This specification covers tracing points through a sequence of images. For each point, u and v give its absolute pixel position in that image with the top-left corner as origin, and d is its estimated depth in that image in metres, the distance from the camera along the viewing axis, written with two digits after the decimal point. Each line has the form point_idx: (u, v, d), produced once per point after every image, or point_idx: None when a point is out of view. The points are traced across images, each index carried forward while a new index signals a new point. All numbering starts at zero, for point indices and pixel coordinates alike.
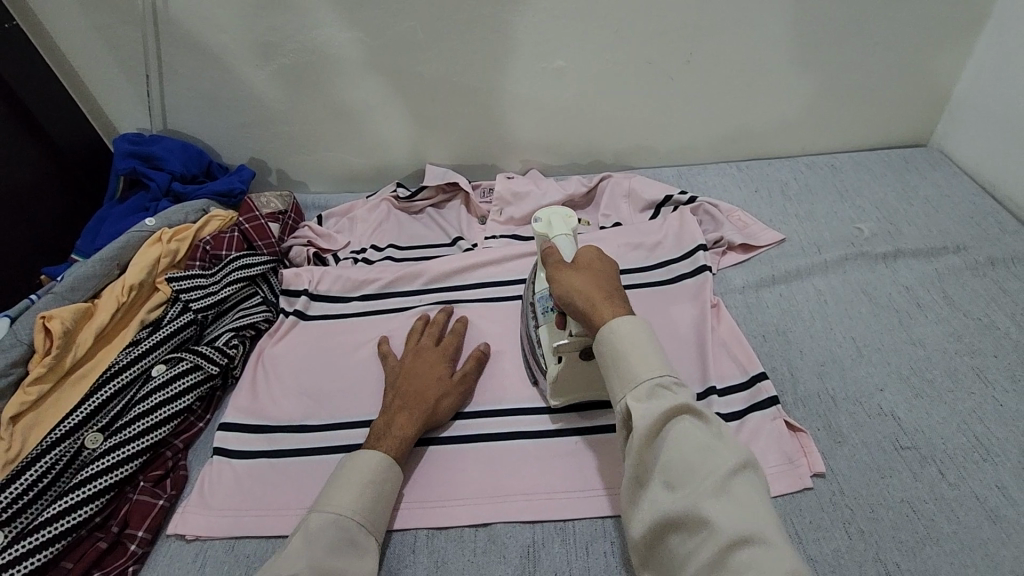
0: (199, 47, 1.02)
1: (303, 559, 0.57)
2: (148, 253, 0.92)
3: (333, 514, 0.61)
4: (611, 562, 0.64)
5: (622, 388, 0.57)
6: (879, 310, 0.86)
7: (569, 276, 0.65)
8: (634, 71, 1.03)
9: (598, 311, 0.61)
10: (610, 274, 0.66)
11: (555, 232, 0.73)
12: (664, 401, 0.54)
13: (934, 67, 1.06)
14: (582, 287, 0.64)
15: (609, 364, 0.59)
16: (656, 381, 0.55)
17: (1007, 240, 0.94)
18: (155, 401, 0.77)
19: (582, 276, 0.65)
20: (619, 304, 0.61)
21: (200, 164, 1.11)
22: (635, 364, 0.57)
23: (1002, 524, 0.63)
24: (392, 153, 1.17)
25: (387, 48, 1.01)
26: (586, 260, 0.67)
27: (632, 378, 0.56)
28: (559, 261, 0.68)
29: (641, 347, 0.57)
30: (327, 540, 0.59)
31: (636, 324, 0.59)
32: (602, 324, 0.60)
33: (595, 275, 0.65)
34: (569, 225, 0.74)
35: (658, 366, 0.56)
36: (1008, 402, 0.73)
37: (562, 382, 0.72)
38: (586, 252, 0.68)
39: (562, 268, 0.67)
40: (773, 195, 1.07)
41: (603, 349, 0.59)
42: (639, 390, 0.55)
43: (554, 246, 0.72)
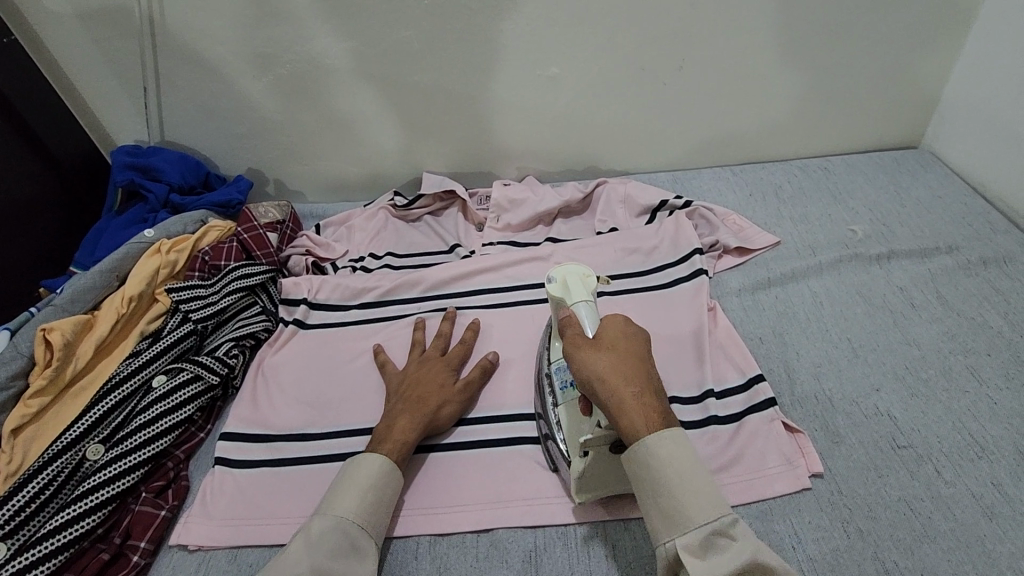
0: (196, 59, 1.03)
1: (304, 563, 0.58)
2: (147, 264, 0.92)
3: (335, 518, 0.62)
4: (612, 566, 0.65)
5: (669, 530, 0.55)
6: (874, 311, 0.87)
7: (593, 360, 0.61)
8: (628, 77, 1.05)
9: (628, 417, 0.57)
10: (638, 358, 0.61)
11: (573, 296, 0.68)
12: (721, 557, 0.52)
13: (923, 70, 1.07)
14: (609, 377, 0.59)
15: (654, 498, 0.56)
16: (711, 530, 0.53)
17: (998, 240, 0.95)
18: (156, 412, 0.78)
19: (607, 361, 0.60)
20: (650, 407, 0.58)
21: (198, 175, 1.11)
22: (687, 507, 0.54)
23: (998, 521, 0.64)
24: (389, 162, 1.18)
25: (383, 59, 1.02)
26: (610, 342, 0.62)
27: (684, 523, 0.54)
28: (580, 339, 0.64)
29: (693, 487, 0.55)
30: (328, 544, 0.60)
31: (674, 442, 0.56)
32: (634, 438, 0.57)
33: (622, 363, 0.60)
34: (586, 288, 0.69)
35: (711, 508, 0.54)
36: (1002, 400, 0.74)
37: (588, 477, 0.66)
38: (610, 326, 0.64)
39: (585, 351, 0.62)
40: (767, 198, 1.08)
41: (644, 477, 0.56)
42: (690, 538, 0.53)
43: (573, 316, 0.67)
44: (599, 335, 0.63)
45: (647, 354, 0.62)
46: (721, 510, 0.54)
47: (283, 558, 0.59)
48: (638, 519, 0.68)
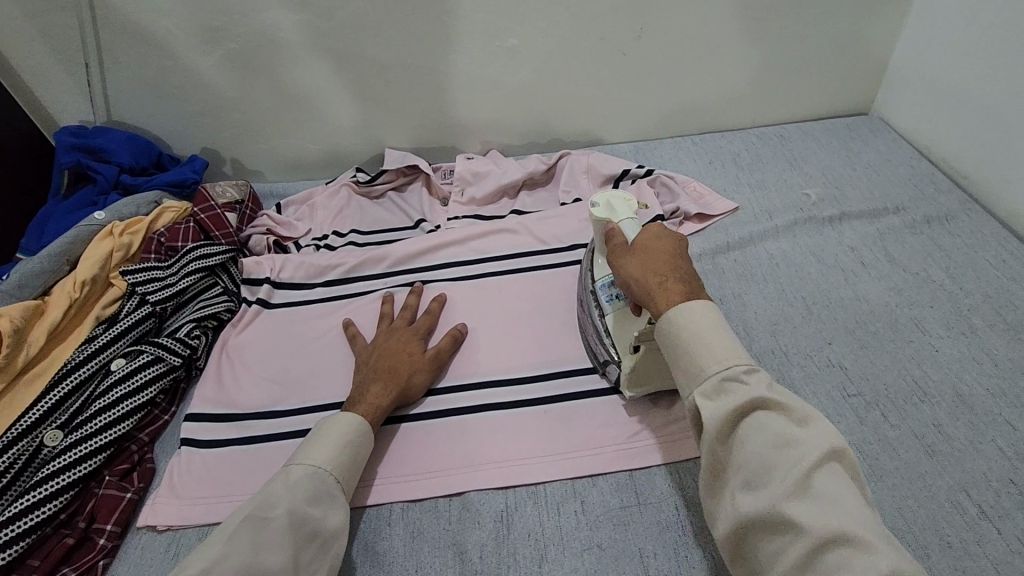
0: (139, 33, 0.99)
1: (281, 504, 0.58)
2: (99, 247, 0.90)
3: (312, 467, 0.62)
4: (581, 519, 0.67)
5: (687, 382, 0.57)
6: (827, 270, 0.90)
7: (627, 264, 0.66)
8: (587, 48, 1.05)
9: (655, 303, 0.61)
10: (670, 255, 0.65)
11: (619, 216, 0.72)
12: (731, 397, 0.54)
13: (870, 37, 1.10)
14: (638, 274, 0.64)
15: (674, 359, 0.59)
16: (723, 376, 0.55)
17: (941, 199, 1.00)
18: (116, 395, 0.76)
19: (637, 261, 0.65)
20: (676, 291, 0.61)
21: (149, 155, 1.07)
22: (701, 356, 0.56)
23: (938, 458, 0.68)
24: (350, 139, 1.16)
25: (338, 30, 1.00)
26: (644, 243, 0.66)
27: (698, 373, 0.56)
28: (620, 248, 0.69)
29: (708, 338, 0.57)
30: (305, 491, 0.60)
31: (695, 311, 0.58)
32: (659, 318, 0.60)
33: (650, 260, 0.64)
34: (632, 208, 0.73)
35: (724, 356, 0.56)
36: (943, 347, 0.79)
37: (639, 370, 0.72)
38: (644, 231, 0.68)
39: (620, 256, 0.67)
40: (726, 165, 1.11)
41: (666, 339, 0.59)
42: (705, 385, 0.55)
43: (615, 229, 0.72)
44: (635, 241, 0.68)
45: (680, 250, 0.66)
46: (736, 357, 0.55)
47: (262, 496, 0.59)
48: (606, 476, 0.70)
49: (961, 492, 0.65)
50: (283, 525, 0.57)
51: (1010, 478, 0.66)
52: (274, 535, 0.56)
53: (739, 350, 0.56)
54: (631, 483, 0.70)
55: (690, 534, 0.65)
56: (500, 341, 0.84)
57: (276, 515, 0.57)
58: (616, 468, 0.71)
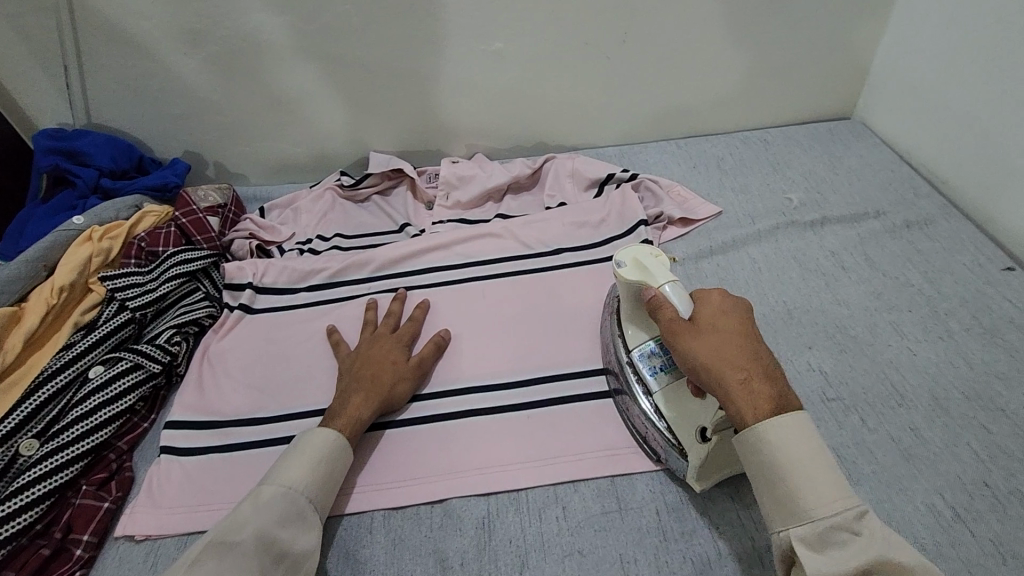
0: (119, 35, 0.98)
1: (250, 526, 0.58)
2: (78, 252, 0.89)
3: (283, 486, 0.62)
4: (562, 525, 0.67)
5: (782, 519, 0.53)
6: (808, 275, 0.91)
7: (696, 348, 0.60)
8: (572, 52, 1.05)
9: (737, 407, 0.56)
10: (742, 339, 0.59)
11: (655, 279, 0.68)
12: (843, 554, 0.49)
13: (851, 42, 1.12)
14: (713, 364, 0.58)
15: (767, 490, 0.54)
16: (832, 524, 0.50)
17: (920, 203, 1.01)
18: (94, 403, 0.75)
19: (708, 346, 0.59)
20: (761, 395, 0.56)
21: (130, 158, 1.06)
22: (805, 498, 0.52)
23: (915, 461, 0.69)
24: (335, 142, 1.15)
25: (322, 33, 1.00)
26: (711, 326, 0.61)
27: (800, 514, 0.52)
28: (678, 325, 0.62)
29: (813, 478, 0.52)
30: (276, 511, 0.60)
31: (791, 431, 0.54)
32: (745, 428, 0.55)
33: (724, 349, 0.59)
34: (666, 270, 0.69)
35: (834, 501, 0.51)
36: (920, 351, 0.80)
37: (709, 462, 0.65)
38: (707, 308, 0.62)
39: (685, 336, 0.61)
40: (710, 169, 1.12)
41: (758, 463, 0.55)
42: (808, 531, 0.51)
43: (664, 298, 0.66)
44: (697, 320, 0.62)
45: (749, 332, 0.61)
46: (846, 502, 0.51)
47: (230, 519, 0.59)
48: (588, 481, 0.70)
49: (936, 495, 0.66)
50: (252, 548, 0.56)
51: (984, 481, 0.67)
52: (242, 558, 0.56)
53: (845, 489, 0.52)
54: (612, 488, 0.70)
55: (670, 539, 0.65)
56: (484, 346, 0.84)
57: (244, 538, 0.57)
58: (598, 473, 0.71)
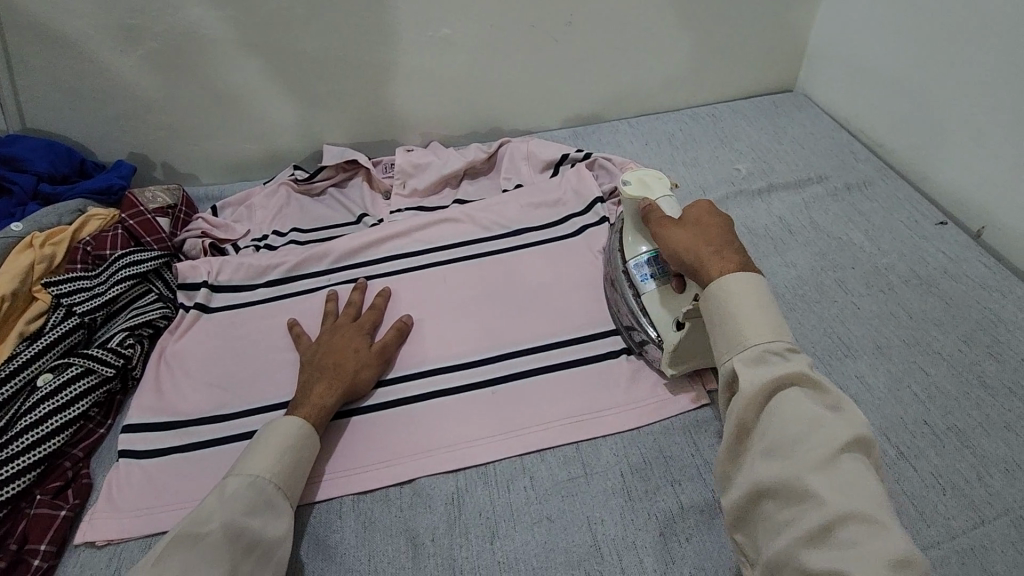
0: (49, 33, 0.95)
1: (216, 518, 0.57)
2: (18, 260, 0.85)
3: (249, 476, 0.61)
4: (530, 493, 0.68)
5: (728, 349, 0.57)
6: (757, 240, 0.94)
7: (677, 235, 0.66)
8: (519, 35, 1.06)
9: (706, 270, 0.61)
10: (723, 228, 0.65)
11: (654, 192, 0.75)
12: (771, 369, 0.54)
13: (789, 16, 1.15)
14: (691, 244, 0.64)
15: (716, 323, 0.59)
16: (766, 348, 0.55)
17: (859, 167, 1.05)
18: (44, 411, 0.73)
19: (689, 231, 0.65)
20: (729, 260, 0.60)
21: (70, 162, 1.03)
22: (745, 325, 0.56)
23: (861, 407, 0.72)
24: (286, 137, 1.13)
25: (265, 25, 0.98)
26: (693, 216, 0.67)
27: (742, 342, 0.56)
28: (666, 221, 0.69)
29: (756, 311, 0.56)
30: (244, 500, 0.59)
31: (745, 282, 0.58)
32: (708, 283, 0.60)
33: (703, 232, 0.65)
34: (667, 186, 0.75)
35: (769, 332, 0.55)
36: (864, 304, 0.83)
37: (683, 349, 0.73)
38: (694, 206, 0.68)
39: (670, 229, 0.68)
40: (661, 146, 1.14)
41: (709, 309, 0.59)
42: (745, 354, 0.55)
43: (656, 206, 0.73)
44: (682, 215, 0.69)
45: (731, 224, 0.66)
46: (781, 333, 0.55)
47: (196, 513, 0.58)
48: (554, 450, 0.72)
49: (881, 436, 0.69)
50: (219, 539, 0.55)
51: (924, 419, 0.71)
52: (212, 548, 0.55)
53: (785, 328, 0.56)
54: (577, 455, 0.71)
55: (635, 498, 0.67)
56: (448, 328, 0.85)
57: (211, 529, 0.56)
58: (564, 441, 0.72)
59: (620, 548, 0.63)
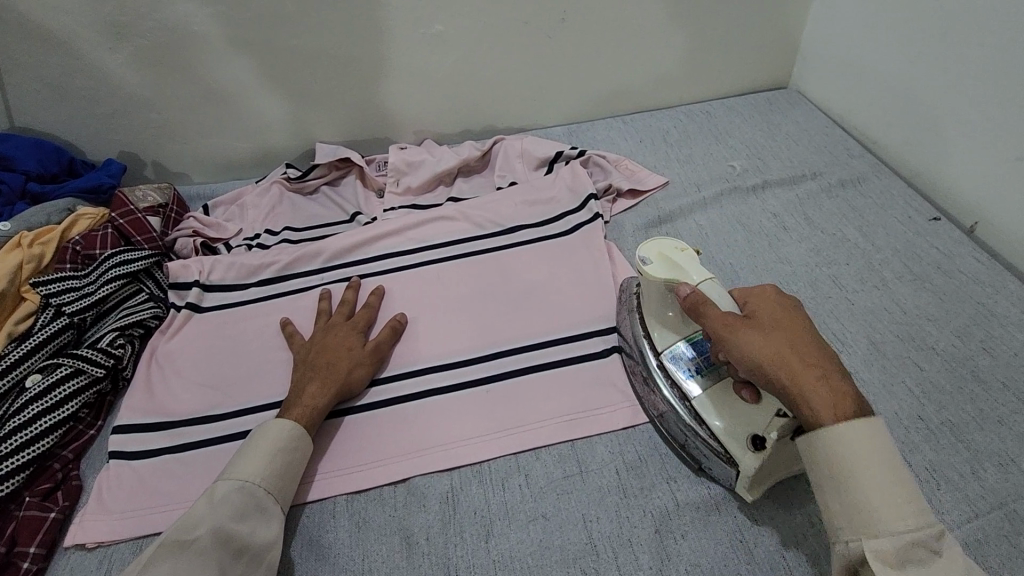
0: (37, 31, 0.93)
1: (204, 524, 0.56)
2: (6, 260, 0.85)
3: (239, 481, 0.61)
4: (525, 492, 0.68)
5: (854, 530, 0.50)
6: (752, 237, 0.94)
7: (757, 344, 0.58)
8: (513, 32, 1.05)
9: (806, 404, 0.54)
10: (805, 334, 0.58)
11: (690, 275, 0.69)
12: (923, 572, 0.47)
13: (782, 13, 1.15)
14: (783, 361, 0.56)
15: (834, 492, 0.52)
16: (911, 539, 0.48)
17: (853, 163, 1.05)
18: (33, 413, 0.72)
19: (772, 341, 0.57)
20: (836, 393, 0.54)
21: (59, 161, 1.01)
22: (881, 510, 0.49)
23: None
24: (278, 136, 1.12)
25: (256, 22, 0.97)
26: (770, 322, 0.60)
27: (874, 524, 0.49)
28: (736, 321, 0.60)
29: (888, 487, 0.50)
30: (233, 505, 0.59)
31: (864, 434, 0.51)
32: (818, 427, 0.53)
33: (789, 344, 0.57)
34: (699, 266, 0.69)
35: (913, 517, 0.49)
36: (858, 300, 0.83)
37: (762, 470, 0.63)
38: (767, 308, 0.61)
39: (747, 334, 0.59)
40: (656, 143, 1.14)
41: (826, 472, 0.52)
42: (885, 546, 0.48)
43: (705, 296, 0.65)
44: (749, 316, 0.61)
45: (806, 323, 0.60)
46: (923, 518, 0.49)
47: (184, 518, 0.57)
48: (549, 448, 0.72)
49: None
50: (208, 545, 0.55)
51: (918, 415, 0.71)
52: (199, 554, 0.54)
53: (920, 503, 0.50)
54: (572, 453, 0.71)
55: (631, 496, 0.67)
56: (442, 325, 0.84)
57: (199, 535, 0.55)
58: (559, 439, 0.72)
59: (615, 546, 0.63)
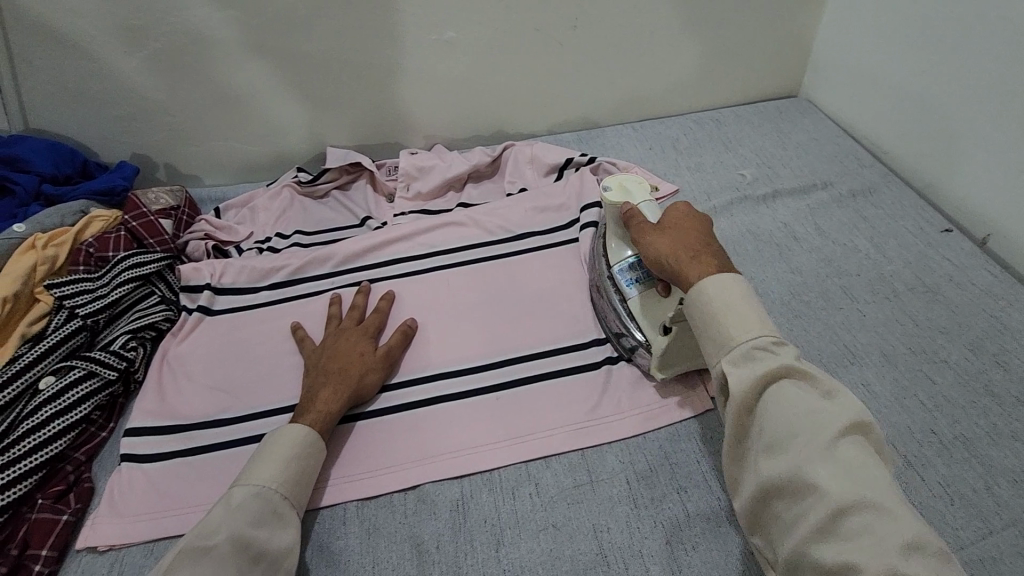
0: (54, 34, 0.94)
1: (222, 531, 0.56)
2: (21, 261, 0.85)
3: (255, 487, 0.61)
4: (536, 501, 0.68)
5: (716, 352, 0.57)
6: (762, 246, 0.94)
7: (657, 241, 0.67)
8: (525, 39, 1.06)
9: (686, 274, 0.62)
10: (700, 232, 0.67)
11: (635, 198, 0.77)
12: (759, 365, 0.54)
13: (793, 22, 1.15)
14: (673, 250, 0.65)
15: (700, 323, 0.59)
16: (752, 344, 0.54)
17: (864, 173, 1.05)
18: (46, 415, 0.72)
19: (668, 236, 0.67)
20: (708, 264, 0.61)
21: (73, 163, 1.02)
22: (729, 324, 0.56)
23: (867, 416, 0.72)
24: (290, 140, 1.13)
25: (269, 26, 0.98)
26: (673, 223, 0.68)
27: (726, 339, 0.56)
28: (646, 226, 0.70)
29: (736, 307, 0.56)
30: (251, 512, 0.59)
31: (724, 281, 0.58)
32: (689, 287, 0.61)
33: (683, 238, 0.66)
34: (646, 191, 0.77)
35: (752, 327, 0.55)
36: (869, 312, 0.83)
37: (670, 351, 0.72)
38: (673, 213, 0.70)
39: (651, 234, 0.68)
40: (665, 150, 1.14)
41: (693, 312, 0.59)
42: (733, 354, 0.55)
43: (638, 209, 0.74)
44: (662, 222, 0.70)
45: (709, 229, 0.68)
46: (764, 327, 0.55)
47: (202, 524, 0.57)
48: (559, 456, 0.72)
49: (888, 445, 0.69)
50: (228, 552, 0.55)
51: (931, 429, 0.70)
52: (219, 560, 0.54)
53: (766, 319, 0.56)
54: (583, 462, 0.71)
55: (641, 506, 0.67)
56: (453, 331, 0.84)
57: (218, 542, 0.55)
58: (569, 448, 0.72)
59: (626, 557, 0.63)
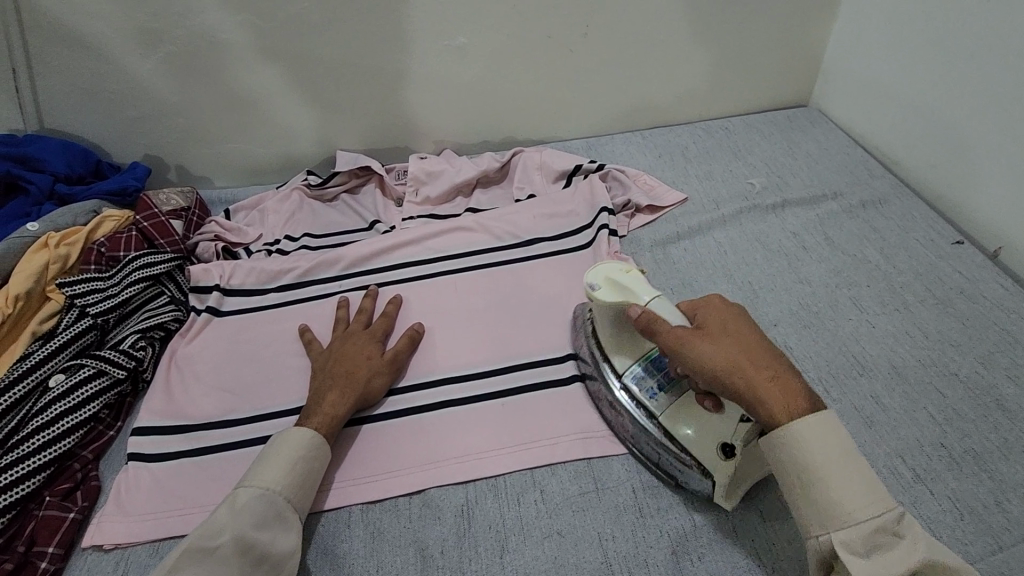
0: (70, 36, 0.95)
1: (226, 532, 0.57)
2: (33, 259, 0.86)
3: (260, 489, 0.61)
4: (541, 508, 0.67)
5: (822, 524, 0.52)
6: (771, 256, 0.94)
7: (707, 351, 0.59)
8: (535, 46, 1.06)
9: (764, 407, 0.56)
10: (750, 337, 0.60)
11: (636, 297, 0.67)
12: (888, 556, 0.50)
13: (804, 31, 1.15)
14: (732, 365, 0.58)
15: (801, 489, 0.54)
16: (875, 525, 0.51)
17: (874, 184, 1.05)
18: (56, 412, 0.73)
19: (720, 346, 0.59)
20: (787, 394, 0.56)
21: (86, 163, 1.03)
22: (844, 500, 0.52)
23: (877, 428, 0.71)
24: (300, 143, 1.14)
25: (282, 30, 0.99)
26: (718, 327, 0.61)
27: (839, 514, 0.52)
28: (681, 331, 0.62)
29: (848, 478, 0.53)
30: (255, 514, 0.59)
31: (820, 432, 0.54)
32: (776, 428, 0.55)
33: (738, 349, 0.59)
34: (643, 287, 0.67)
35: (872, 505, 0.52)
36: (879, 323, 0.83)
37: (738, 476, 0.63)
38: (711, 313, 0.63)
39: (695, 341, 0.60)
40: (674, 158, 1.14)
41: (789, 468, 0.55)
42: (853, 536, 0.51)
43: (653, 312, 0.65)
44: (701, 324, 0.63)
45: (752, 328, 0.62)
46: (882, 502, 0.52)
47: (207, 525, 0.58)
48: (565, 464, 0.71)
49: (897, 458, 0.69)
50: (230, 554, 0.56)
51: (940, 442, 0.70)
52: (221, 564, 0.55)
53: (879, 489, 0.53)
54: (589, 470, 0.71)
55: (647, 515, 0.66)
56: (459, 336, 0.84)
57: (222, 543, 0.56)
58: (574, 456, 0.71)
59: (631, 566, 0.63)
